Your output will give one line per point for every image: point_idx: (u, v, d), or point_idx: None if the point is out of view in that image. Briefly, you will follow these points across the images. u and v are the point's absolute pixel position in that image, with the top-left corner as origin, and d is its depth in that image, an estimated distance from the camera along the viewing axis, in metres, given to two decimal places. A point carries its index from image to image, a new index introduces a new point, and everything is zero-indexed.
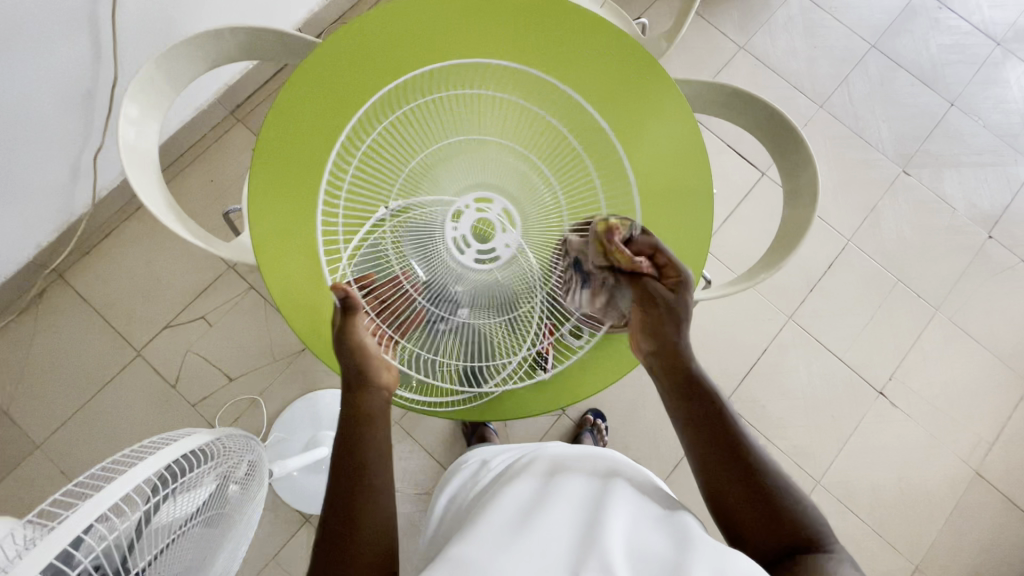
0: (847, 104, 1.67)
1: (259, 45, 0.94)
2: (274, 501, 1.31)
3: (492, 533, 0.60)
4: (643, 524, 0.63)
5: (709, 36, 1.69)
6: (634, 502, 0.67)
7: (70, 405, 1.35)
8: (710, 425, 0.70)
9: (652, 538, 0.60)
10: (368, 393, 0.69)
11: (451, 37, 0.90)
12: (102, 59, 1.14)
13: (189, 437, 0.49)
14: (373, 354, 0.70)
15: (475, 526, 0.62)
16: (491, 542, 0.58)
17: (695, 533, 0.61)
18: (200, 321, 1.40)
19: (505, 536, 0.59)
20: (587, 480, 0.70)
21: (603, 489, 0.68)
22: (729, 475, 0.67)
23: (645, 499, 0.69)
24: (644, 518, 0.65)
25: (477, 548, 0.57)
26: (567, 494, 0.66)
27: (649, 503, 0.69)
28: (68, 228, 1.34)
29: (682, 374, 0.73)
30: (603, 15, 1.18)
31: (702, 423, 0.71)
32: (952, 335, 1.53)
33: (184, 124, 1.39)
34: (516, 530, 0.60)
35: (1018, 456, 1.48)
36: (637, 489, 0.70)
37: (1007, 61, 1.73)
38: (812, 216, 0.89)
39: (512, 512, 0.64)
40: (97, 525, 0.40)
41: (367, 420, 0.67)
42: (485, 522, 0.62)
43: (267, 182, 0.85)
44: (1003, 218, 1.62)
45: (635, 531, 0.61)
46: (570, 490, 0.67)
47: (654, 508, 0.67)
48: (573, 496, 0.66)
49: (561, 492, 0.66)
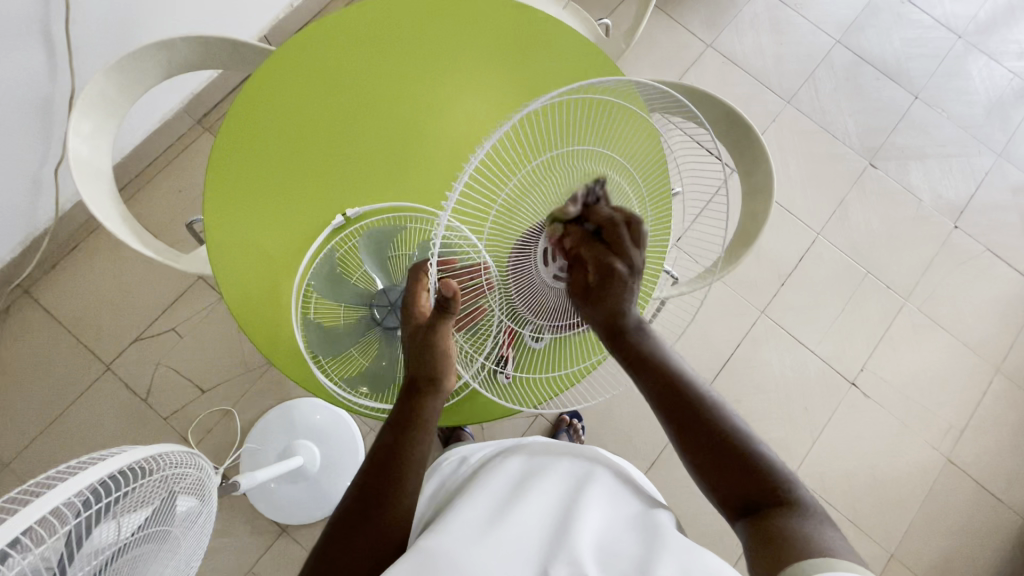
0: (814, 100, 1.70)
1: (214, 54, 0.93)
2: (251, 512, 1.31)
3: (466, 522, 0.59)
4: (616, 520, 0.62)
5: (677, 35, 1.70)
6: (608, 499, 0.65)
7: (39, 423, 1.33)
8: (691, 410, 0.69)
9: (623, 536, 0.60)
10: (430, 398, 0.71)
11: (415, 40, 0.90)
12: (58, 69, 1.12)
13: (124, 454, 0.48)
14: (450, 359, 0.72)
15: (450, 514, 0.62)
16: (463, 531, 0.58)
17: (666, 528, 0.61)
18: (170, 334, 1.39)
19: (478, 526, 0.59)
20: (566, 471, 0.69)
21: (581, 482, 0.67)
22: (697, 446, 0.68)
23: (620, 491, 0.68)
24: (618, 513, 0.64)
25: (452, 540, 0.56)
26: (545, 485, 0.65)
27: (625, 494, 0.68)
28: (32, 242, 1.32)
29: (635, 354, 0.72)
30: (564, 17, 1.19)
31: (684, 408, 0.70)
32: (921, 325, 1.56)
33: (148, 134, 1.38)
34: (490, 521, 0.59)
35: (988, 441, 1.51)
36: (614, 480, 0.70)
37: (969, 54, 1.76)
38: (768, 211, 0.90)
39: (488, 501, 0.63)
40: (19, 544, 0.39)
41: (424, 427, 0.69)
42: (461, 510, 0.61)
43: (224, 187, 0.85)
44: (969, 208, 1.65)
45: (606, 528, 0.60)
46: (550, 481, 0.66)
47: (627, 502, 0.67)
48: (551, 487, 0.66)
49: (539, 483, 0.66)
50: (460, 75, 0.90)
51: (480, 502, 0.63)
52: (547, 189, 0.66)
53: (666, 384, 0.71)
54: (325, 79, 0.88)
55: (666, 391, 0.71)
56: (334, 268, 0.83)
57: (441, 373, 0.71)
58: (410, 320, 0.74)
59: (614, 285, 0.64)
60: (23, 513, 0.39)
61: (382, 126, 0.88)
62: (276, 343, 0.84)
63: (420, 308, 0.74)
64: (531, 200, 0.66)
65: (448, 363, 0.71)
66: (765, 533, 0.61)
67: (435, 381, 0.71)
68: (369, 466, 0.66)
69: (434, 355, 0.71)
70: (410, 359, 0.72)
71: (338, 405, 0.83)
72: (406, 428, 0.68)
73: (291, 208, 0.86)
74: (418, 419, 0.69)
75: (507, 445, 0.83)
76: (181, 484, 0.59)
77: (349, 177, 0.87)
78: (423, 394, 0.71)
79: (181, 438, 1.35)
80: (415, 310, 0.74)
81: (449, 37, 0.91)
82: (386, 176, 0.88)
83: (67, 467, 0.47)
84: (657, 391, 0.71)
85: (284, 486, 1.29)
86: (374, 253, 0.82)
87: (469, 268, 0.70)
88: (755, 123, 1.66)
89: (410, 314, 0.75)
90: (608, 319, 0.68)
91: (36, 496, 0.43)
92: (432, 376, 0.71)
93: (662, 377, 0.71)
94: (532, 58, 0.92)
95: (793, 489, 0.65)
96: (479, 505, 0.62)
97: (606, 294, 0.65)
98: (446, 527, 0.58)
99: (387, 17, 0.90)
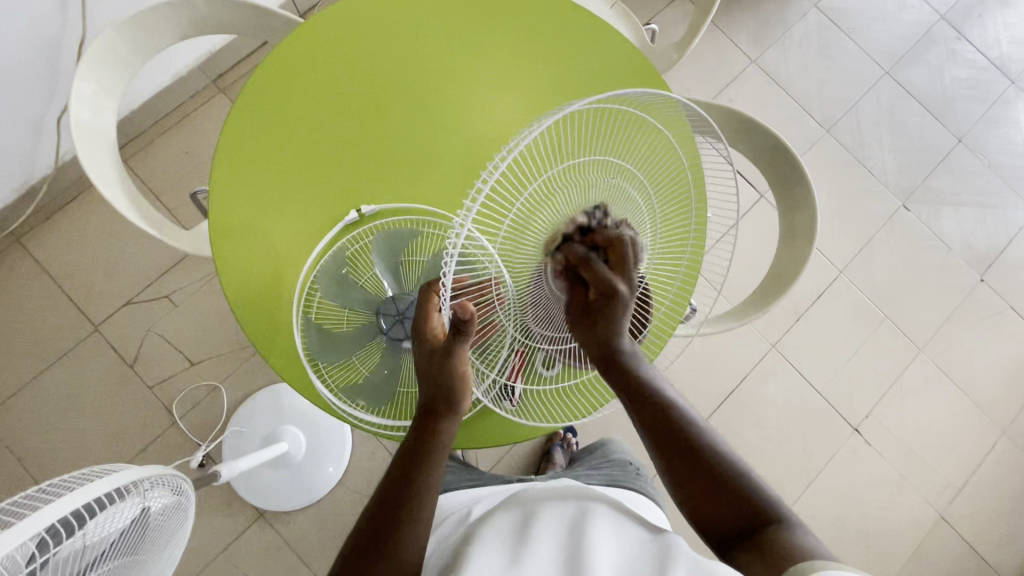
0: (854, 131, 1.63)
1: (236, 19, 0.87)
2: (229, 493, 1.28)
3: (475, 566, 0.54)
4: (629, 548, 0.59)
5: (721, 46, 1.62)
6: (612, 526, 0.62)
7: (20, 378, 1.29)
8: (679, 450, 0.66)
9: (641, 561, 0.56)
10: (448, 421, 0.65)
11: (452, 29, 0.84)
12: (69, 13, 1.05)
13: (96, 484, 0.44)
14: (470, 379, 0.63)
15: (461, 560, 0.57)
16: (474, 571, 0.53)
17: (681, 547, 0.57)
18: (163, 300, 1.34)
19: (491, 567, 0.54)
20: (564, 507, 0.66)
21: (583, 514, 0.64)
22: (695, 477, 0.65)
23: (621, 519, 0.65)
24: (628, 542, 0.60)
25: None
26: (545, 521, 0.62)
27: (631, 526, 0.64)
28: (28, 190, 1.26)
29: (631, 384, 0.67)
30: (611, 18, 1.13)
31: (670, 448, 0.67)
32: (932, 377, 1.52)
33: (160, 89, 1.31)
34: (499, 559, 0.55)
35: (984, 502, 1.48)
36: (617, 513, 0.66)
37: (1019, 101, 1.69)
38: (807, 257, 0.85)
39: (493, 545, 0.59)
40: None
41: (440, 449, 0.64)
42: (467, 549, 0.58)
43: (234, 166, 0.79)
44: (997, 261, 1.60)
45: (621, 556, 0.57)
46: (549, 517, 0.63)
47: (631, 529, 0.64)
48: (552, 521, 0.62)
49: (539, 521, 0.62)
50: (492, 71, 0.84)
51: (487, 547, 0.58)
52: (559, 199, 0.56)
53: (665, 428, 0.67)
54: (346, 64, 0.82)
55: (661, 438, 0.67)
56: (342, 267, 0.77)
57: (458, 394, 0.64)
58: (422, 343, 0.63)
59: (613, 306, 0.58)
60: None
61: (404, 121, 0.82)
62: (274, 339, 0.80)
63: (435, 330, 0.63)
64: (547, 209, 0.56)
65: (465, 384, 0.63)
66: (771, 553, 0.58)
67: (452, 404, 0.64)
68: (381, 499, 0.62)
69: (453, 378, 0.62)
70: (424, 382, 0.64)
71: (332, 413, 0.78)
72: (415, 456, 0.63)
73: (304, 196, 0.80)
74: (431, 444, 0.64)
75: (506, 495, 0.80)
76: (160, 504, 0.55)
77: (365, 173, 0.81)
78: (438, 417, 0.64)
79: (165, 409, 1.31)
80: (429, 331, 0.63)
81: (483, 30, 0.84)
82: (405, 174, 0.82)
83: (40, 489, 0.43)
84: (650, 432, 0.68)
85: (266, 471, 1.26)
86: (385, 257, 0.76)
87: (478, 283, 0.59)
88: (791, 149, 1.60)
89: (422, 336, 0.63)
90: (599, 345, 0.63)
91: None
92: (449, 400, 0.64)
93: (660, 412, 0.67)
94: (575, 61, 0.86)
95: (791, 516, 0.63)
96: (485, 549, 0.58)
97: (606, 317, 0.60)
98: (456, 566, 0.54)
99: (424, 0, 0.84)
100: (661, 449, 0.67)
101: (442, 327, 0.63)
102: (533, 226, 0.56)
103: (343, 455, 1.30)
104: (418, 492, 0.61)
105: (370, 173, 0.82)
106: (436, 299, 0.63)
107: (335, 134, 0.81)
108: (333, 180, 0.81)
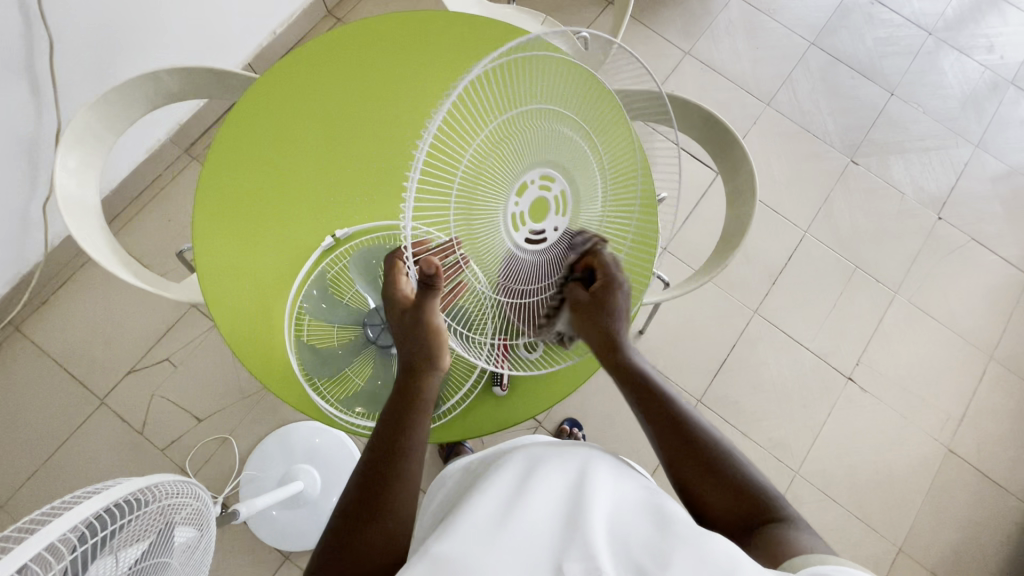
0: (793, 101, 1.73)
1: (197, 84, 0.95)
2: (253, 540, 1.30)
3: (473, 521, 0.54)
4: (624, 507, 0.57)
5: (653, 44, 1.74)
6: (614, 482, 0.61)
7: (34, 461, 1.31)
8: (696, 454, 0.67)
9: (635, 524, 0.54)
10: (426, 377, 0.68)
11: (390, 60, 0.92)
12: (43, 108, 1.13)
13: (120, 486, 0.48)
14: (443, 335, 0.67)
15: (456, 517, 0.56)
16: (474, 530, 0.53)
17: (676, 514, 0.56)
18: (164, 363, 1.38)
19: (487, 528, 0.53)
20: (570, 462, 0.64)
21: (585, 471, 0.62)
22: (679, 452, 0.68)
23: (623, 476, 0.64)
24: (625, 499, 0.59)
25: (462, 544, 0.51)
26: (549, 476, 0.60)
27: (631, 482, 0.63)
28: (23, 278, 1.31)
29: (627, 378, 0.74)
30: (543, 32, 1.22)
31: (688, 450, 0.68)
32: (912, 316, 1.57)
33: (136, 165, 1.39)
34: (497, 518, 0.54)
35: (986, 428, 1.51)
36: (616, 467, 0.65)
37: (940, 50, 1.80)
38: (752, 211, 0.93)
39: (492, 499, 0.58)
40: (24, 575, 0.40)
41: (422, 405, 0.67)
42: (470, 510, 0.56)
43: (214, 215, 0.86)
44: (951, 199, 1.67)
45: (614, 514, 0.55)
46: (554, 474, 0.61)
47: (632, 486, 0.62)
48: (557, 480, 0.60)
49: (541, 477, 0.60)
50: (443, 91, 0.91)
51: (485, 505, 0.57)
52: (510, 148, 0.62)
53: (667, 419, 0.70)
54: (302, 109, 0.89)
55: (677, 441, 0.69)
56: (325, 289, 0.83)
57: (436, 352, 0.67)
58: (394, 307, 0.69)
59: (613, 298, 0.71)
60: (15, 552, 0.39)
61: (369, 151, 0.89)
62: (268, 367, 0.84)
63: (403, 291, 0.70)
64: (492, 172, 0.61)
65: (440, 342, 0.67)
66: (763, 543, 0.60)
67: (430, 357, 0.67)
68: (365, 463, 0.64)
69: (427, 334, 0.66)
70: (399, 340, 0.68)
71: (333, 425, 0.83)
72: (400, 413, 0.66)
73: (281, 233, 0.87)
74: (413, 400, 0.67)
75: (507, 444, 0.79)
76: (175, 515, 0.59)
77: (334, 199, 0.88)
78: (416, 374, 0.68)
79: (178, 468, 1.33)
80: (398, 294, 0.70)
81: (423, 59, 0.92)
82: (373, 195, 0.89)
83: (55, 504, 0.46)
84: (658, 422, 0.70)
85: (286, 512, 1.28)
86: (364, 273, 0.82)
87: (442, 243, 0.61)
88: (736, 127, 1.69)
89: (393, 300, 0.70)
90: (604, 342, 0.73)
91: (36, 527, 0.43)
92: (426, 357, 0.68)
93: (661, 405, 0.71)
94: None
95: (786, 510, 0.64)
96: (483, 506, 0.56)
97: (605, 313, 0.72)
98: (455, 529, 0.53)
99: (363, 40, 0.92)
100: (654, 427, 0.71)
101: (410, 289, 0.70)
102: (483, 181, 0.61)
103: None
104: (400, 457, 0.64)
105: (336, 200, 0.88)
106: (403, 267, 0.71)
107: (301, 173, 0.88)
108: (305, 211, 0.87)
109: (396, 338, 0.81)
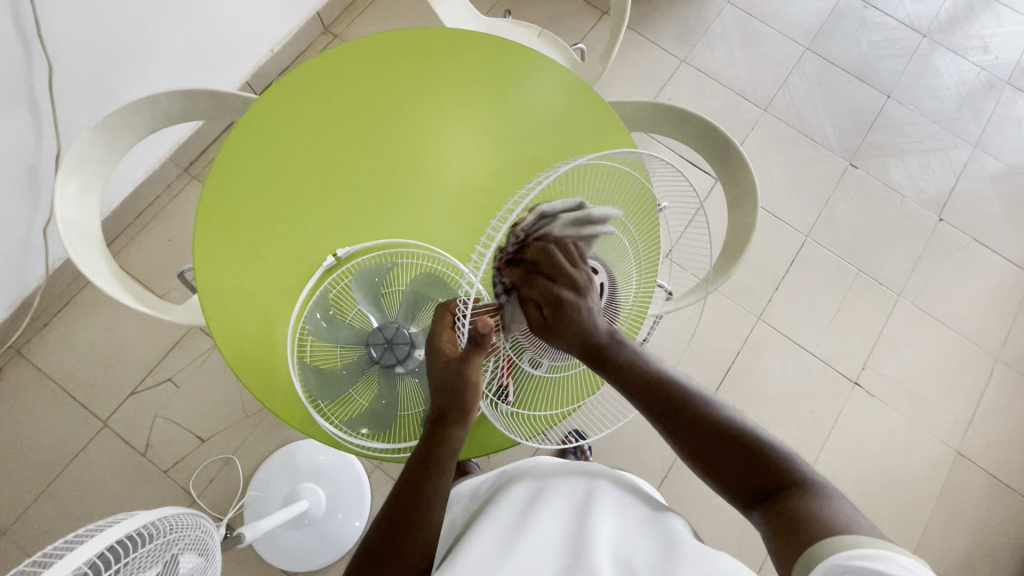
0: (790, 105, 1.73)
1: (196, 106, 0.95)
2: (258, 561, 1.28)
3: (477, 554, 0.53)
4: (628, 530, 0.56)
5: (649, 52, 1.75)
6: (618, 506, 0.61)
7: (37, 486, 1.30)
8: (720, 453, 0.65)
9: (638, 545, 0.53)
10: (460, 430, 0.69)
11: (388, 76, 0.92)
12: (44, 134, 1.14)
13: (129, 520, 0.48)
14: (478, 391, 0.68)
15: (460, 550, 0.56)
16: (477, 561, 0.52)
17: (679, 534, 0.55)
18: (166, 384, 1.37)
19: (489, 557, 0.53)
20: (572, 489, 0.64)
21: (588, 497, 0.61)
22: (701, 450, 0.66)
23: (628, 502, 0.63)
24: (629, 522, 0.58)
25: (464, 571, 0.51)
26: (552, 505, 0.60)
27: (634, 504, 0.63)
28: (24, 301, 1.31)
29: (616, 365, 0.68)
30: (538, 44, 1.23)
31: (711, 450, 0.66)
32: (917, 319, 1.57)
33: (135, 185, 1.39)
34: (500, 549, 0.54)
35: (995, 429, 1.50)
36: (620, 492, 0.64)
37: (935, 51, 1.80)
38: (754, 220, 0.92)
39: (496, 530, 0.57)
40: None
41: (448, 457, 0.68)
42: (474, 545, 0.55)
43: (216, 233, 0.86)
44: (951, 199, 1.67)
45: (618, 535, 0.55)
46: (557, 500, 0.61)
47: (636, 510, 0.61)
48: (560, 507, 0.60)
49: (547, 501, 0.61)
50: (443, 106, 0.92)
51: (489, 537, 0.57)
52: None
53: (693, 427, 0.66)
54: (301, 127, 0.89)
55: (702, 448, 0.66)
56: (328, 309, 0.82)
57: (469, 405, 0.69)
58: (435, 354, 0.68)
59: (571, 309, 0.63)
60: None
61: (371, 167, 0.89)
62: (272, 385, 0.84)
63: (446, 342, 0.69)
64: None
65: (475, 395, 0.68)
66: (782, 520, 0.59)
67: (462, 414, 0.69)
68: (392, 497, 0.65)
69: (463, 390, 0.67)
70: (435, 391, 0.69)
71: (338, 446, 0.82)
72: (428, 460, 0.67)
73: (282, 251, 0.86)
74: (441, 451, 0.68)
75: (512, 467, 0.78)
76: (182, 546, 0.58)
77: (334, 217, 0.88)
78: (448, 425, 0.69)
79: (182, 491, 1.32)
80: (442, 345, 0.68)
81: (420, 75, 0.92)
82: (371, 210, 0.88)
83: (65, 541, 0.46)
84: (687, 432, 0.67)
85: (291, 532, 1.26)
86: (367, 292, 0.81)
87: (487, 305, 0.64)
88: (734, 133, 1.70)
89: (436, 349, 0.69)
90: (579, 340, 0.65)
91: (49, 562, 0.43)
92: (460, 410, 0.69)
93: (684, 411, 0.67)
94: (503, 79, 0.93)
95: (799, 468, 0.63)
96: (487, 539, 0.56)
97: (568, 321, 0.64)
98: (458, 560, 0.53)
99: (360, 55, 0.92)
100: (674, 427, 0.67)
101: (454, 343, 0.68)
102: None
103: (364, 504, 1.30)
104: (423, 494, 0.65)
105: (337, 219, 0.88)
106: (450, 317, 0.69)
107: (302, 190, 0.88)
108: (307, 230, 0.87)
109: (400, 357, 0.81)
